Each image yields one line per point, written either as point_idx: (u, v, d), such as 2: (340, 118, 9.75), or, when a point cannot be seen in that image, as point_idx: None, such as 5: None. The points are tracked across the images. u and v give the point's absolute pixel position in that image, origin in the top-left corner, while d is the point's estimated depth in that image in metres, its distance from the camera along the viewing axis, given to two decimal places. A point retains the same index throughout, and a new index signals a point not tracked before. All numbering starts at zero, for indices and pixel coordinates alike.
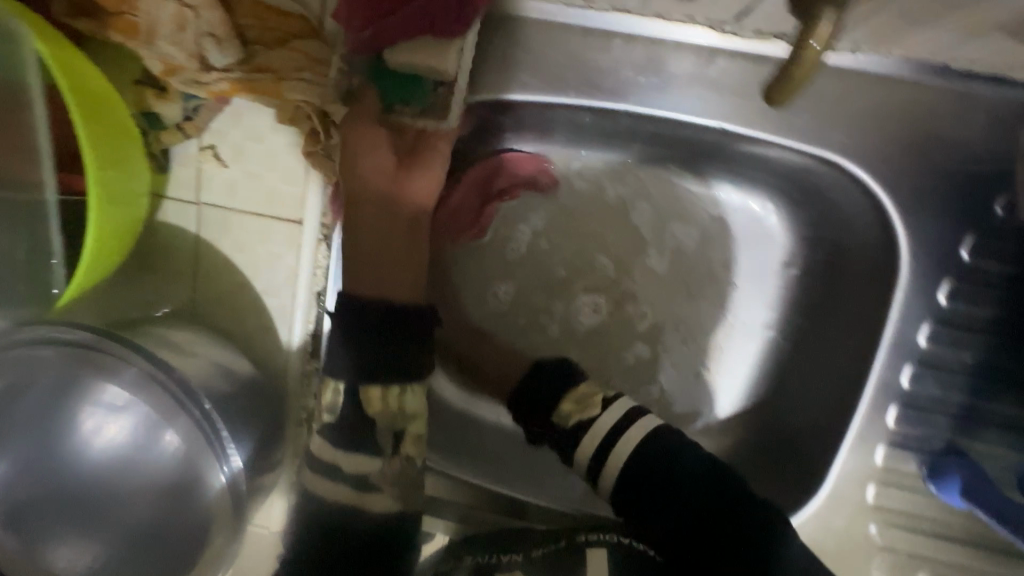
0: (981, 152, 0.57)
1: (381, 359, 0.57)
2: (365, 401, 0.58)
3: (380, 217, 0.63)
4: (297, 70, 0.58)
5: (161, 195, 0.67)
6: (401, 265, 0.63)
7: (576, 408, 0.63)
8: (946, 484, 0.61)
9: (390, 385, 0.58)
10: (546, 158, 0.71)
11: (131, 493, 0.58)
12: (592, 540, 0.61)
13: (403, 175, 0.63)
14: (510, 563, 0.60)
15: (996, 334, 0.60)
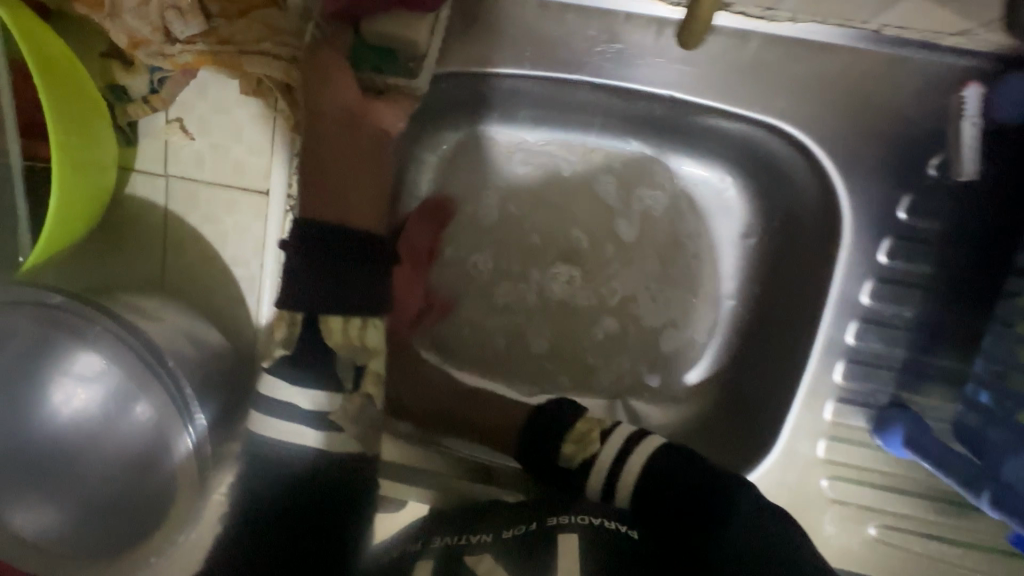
0: (914, 116, 0.60)
1: (335, 292, 0.60)
2: (325, 330, 0.61)
3: (343, 139, 0.63)
4: (257, 43, 0.60)
5: (130, 169, 0.68)
6: (361, 190, 0.64)
7: (577, 449, 0.67)
8: (890, 436, 0.63)
9: (351, 319, 0.61)
10: (512, 136, 0.76)
11: (105, 457, 0.61)
12: (564, 524, 0.57)
13: (369, 106, 0.62)
14: (478, 546, 0.57)
15: (933, 290, 0.63)
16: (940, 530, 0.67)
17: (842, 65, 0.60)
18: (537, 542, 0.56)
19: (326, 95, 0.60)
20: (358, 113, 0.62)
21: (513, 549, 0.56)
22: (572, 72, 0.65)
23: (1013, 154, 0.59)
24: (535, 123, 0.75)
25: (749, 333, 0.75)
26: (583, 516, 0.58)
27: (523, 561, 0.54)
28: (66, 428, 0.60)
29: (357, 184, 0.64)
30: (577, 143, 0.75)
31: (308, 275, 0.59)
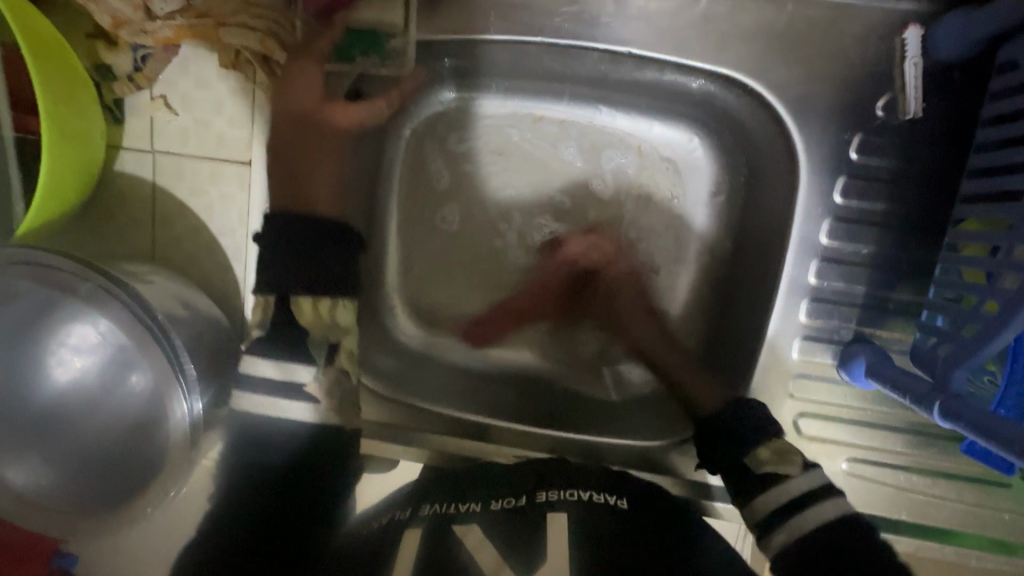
0: (862, 61, 0.63)
1: (301, 276, 0.69)
2: (298, 310, 0.70)
3: (302, 135, 0.72)
4: (233, 15, 0.64)
5: (118, 146, 0.71)
6: (318, 180, 0.73)
7: (775, 459, 0.66)
8: (854, 367, 0.66)
9: (320, 298, 0.70)
10: (486, 102, 0.78)
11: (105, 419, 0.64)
12: (554, 500, 0.59)
13: (330, 105, 0.71)
14: (467, 515, 0.59)
15: (889, 227, 0.66)
16: (911, 461, 0.70)
17: (790, 15, 0.63)
18: (527, 518, 0.58)
19: (291, 97, 0.70)
20: (318, 110, 0.71)
21: (499, 522, 0.58)
22: (535, 35, 0.68)
23: (956, 92, 0.63)
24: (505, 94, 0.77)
25: (721, 285, 0.77)
26: (572, 492, 0.60)
27: (513, 535, 0.56)
28: (80, 390, 0.65)
29: (316, 176, 0.73)
30: (526, 111, 0.78)
31: (284, 261, 0.69)
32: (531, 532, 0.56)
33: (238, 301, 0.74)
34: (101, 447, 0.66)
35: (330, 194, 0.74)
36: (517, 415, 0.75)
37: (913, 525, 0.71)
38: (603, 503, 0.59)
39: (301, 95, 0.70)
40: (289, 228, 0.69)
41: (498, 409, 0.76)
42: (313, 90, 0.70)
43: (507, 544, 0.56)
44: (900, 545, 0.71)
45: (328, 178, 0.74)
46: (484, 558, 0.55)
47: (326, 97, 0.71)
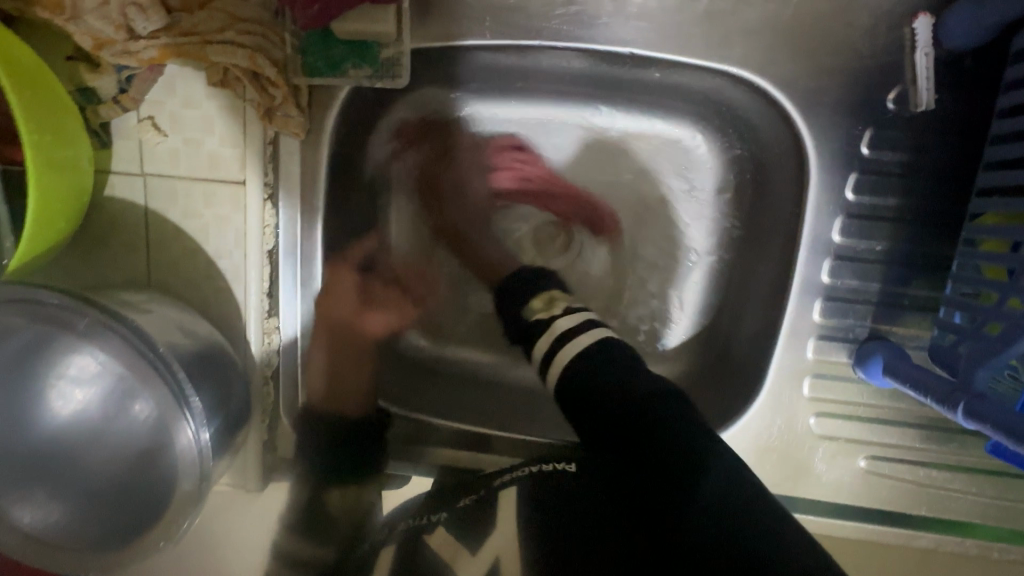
0: (870, 52, 0.61)
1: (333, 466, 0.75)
2: (326, 499, 0.75)
3: (343, 345, 0.75)
4: (219, 31, 0.61)
5: (107, 171, 0.69)
6: (358, 369, 0.76)
7: (544, 305, 0.66)
8: (871, 367, 0.65)
9: (346, 487, 0.75)
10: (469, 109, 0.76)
11: (106, 456, 0.64)
12: (506, 481, 0.57)
13: (365, 314, 0.77)
14: (433, 522, 0.57)
15: (902, 221, 0.65)
16: (929, 456, 0.69)
17: (794, 8, 0.61)
18: (479, 503, 0.56)
19: (328, 309, 0.74)
20: (358, 317, 0.77)
21: (455, 514, 0.56)
22: (531, 37, 0.67)
23: (969, 80, 0.61)
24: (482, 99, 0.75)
25: None
26: (526, 468, 0.58)
27: (473, 529, 0.54)
28: (81, 424, 0.63)
29: (354, 377, 0.75)
30: (508, 111, 0.76)
31: (320, 449, 0.75)
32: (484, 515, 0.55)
33: (239, 325, 0.72)
34: (99, 483, 0.64)
35: (366, 379, 0.77)
36: (523, 419, 0.78)
37: (934, 521, 0.70)
38: (551, 471, 0.56)
39: (341, 308, 0.75)
40: (329, 422, 0.75)
41: (503, 417, 0.78)
42: (351, 304, 0.75)
43: (468, 537, 0.54)
44: (921, 540, 0.70)
45: (365, 379, 0.76)
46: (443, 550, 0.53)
47: (361, 306, 0.77)
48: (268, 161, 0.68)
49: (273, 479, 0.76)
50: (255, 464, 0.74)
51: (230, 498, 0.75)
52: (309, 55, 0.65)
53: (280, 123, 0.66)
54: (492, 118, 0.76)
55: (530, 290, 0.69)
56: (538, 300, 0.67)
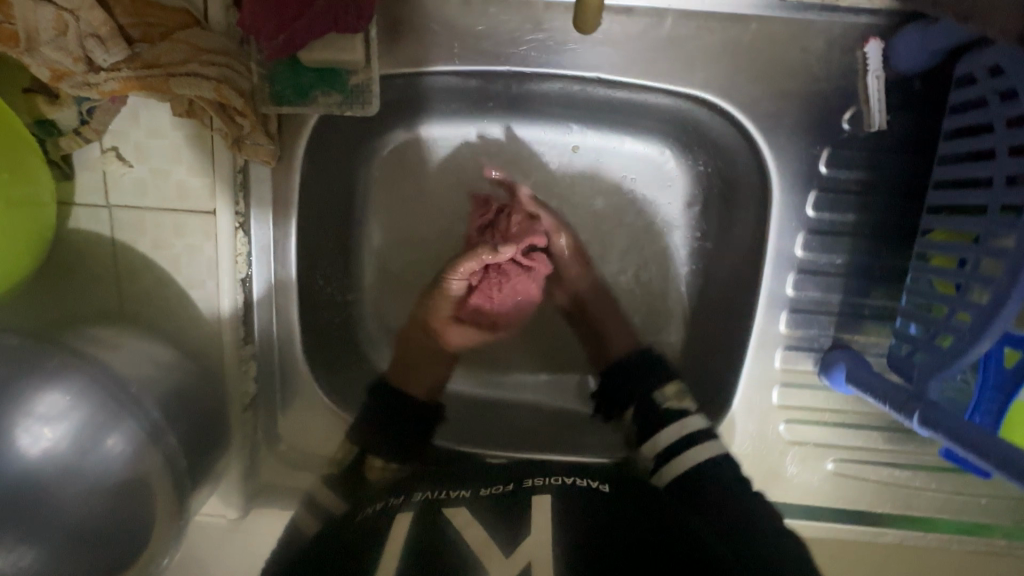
0: (825, 76, 0.64)
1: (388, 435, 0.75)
2: (367, 468, 0.74)
3: (422, 345, 0.80)
4: (182, 64, 0.59)
5: (70, 203, 0.68)
6: (431, 360, 0.80)
7: (676, 397, 0.72)
8: (835, 374, 0.68)
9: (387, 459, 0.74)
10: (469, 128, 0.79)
11: (75, 501, 0.56)
12: (538, 486, 0.61)
13: (449, 325, 0.80)
14: (457, 500, 0.60)
15: (861, 235, 0.67)
16: (891, 456, 0.73)
17: (754, 33, 0.64)
18: (512, 500, 0.59)
19: (426, 313, 0.79)
20: (440, 329, 0.79)
21: (487, 505, 0.59)
22: (500, 62, 0.68)
23: (918, 101, 0.64)
24: (455, 116, 0.78)
25: (703, 297, 0.79)
26: (556, 479, 0.63)
27: (494, 514, 0.58)
28: (35, 476, 0.55)
29: (423, 371, 0.80)
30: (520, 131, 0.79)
31: (378, 421, 0.76)
32: (514, 508, 0.58)
33: (215, 354, 0.71)
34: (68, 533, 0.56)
35: (440, 368, 0.81)
36: (527, 432, 0.80)
37: (898, 516, 0.73)
38: (587, 488, 0.61)
39: (427, 312, 0.80)
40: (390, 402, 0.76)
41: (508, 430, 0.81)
42: (446, 310, 0.79)
43: (494, 524, 0.56)
44: (887, 536, 0.73)
45: (434, 376, 0.80)
46: (472, 534, 0.55)
47: (448, 318, 0.79)
48: (238, 189, 0.67)
49: (255, 506, 0.75)
50: (235, 493, 0.73)
51: (210, 528, 0.74)
52: (277, 83, 0.65)
53: (249, 152, 0.65)
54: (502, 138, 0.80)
55: (659, 376, 0.74)
56: (670, 387, 0.73)
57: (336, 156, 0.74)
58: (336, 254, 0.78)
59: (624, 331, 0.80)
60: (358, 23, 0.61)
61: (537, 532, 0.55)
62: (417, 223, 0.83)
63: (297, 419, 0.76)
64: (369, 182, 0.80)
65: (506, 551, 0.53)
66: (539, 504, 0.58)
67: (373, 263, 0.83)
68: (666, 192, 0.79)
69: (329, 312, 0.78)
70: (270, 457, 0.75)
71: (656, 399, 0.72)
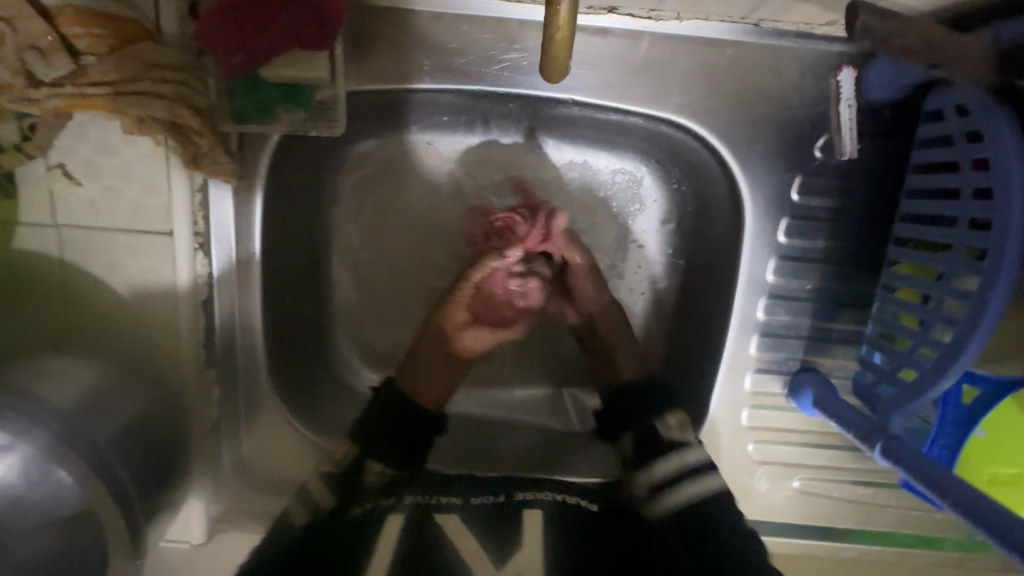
0: (799, 103, 0.64)
1: (387, 446, 0.66)
2: (366, 470, 0.64)
3: (438, 347, 0.73)
4: (133, 82, 0.56)
5: (13, 222, 0.64)
6: (444, 364, 0.73)
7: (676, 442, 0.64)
8: (802, 398, 0.68)
9: (387, 465, 0.65)
10: (432, 142, 0.77)
11: (35, 526, 0.57)
12: (530, 500, 0.62)
13: (467, 330, 0.74)
14: (449, 507, 0.60)
15: (830, 262, 0.68)
16: (852, 474, 0.74)
17: (729, 58, 0.63)
18: (506, 513, 0.59)
19: (446, 316, 0.74)
20: (457, 332, 0.73)
21: (480, 515, 0.59)
22: (473, 82, 0.66)
23: (888, 130, 0.65)
24: (430, 129, 0.76)
25: (676, 317, 0.78)
26: (549, 495, 0.63)
27: (491, 525, 0.58)
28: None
29: (436, 377, 0.73)
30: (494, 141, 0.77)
31: (383, 421, 0.67)
32: (508, 522, 0.58)
33: (174, 377, 0.68)
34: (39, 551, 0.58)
35: (448, 375, 0.74)
36: (525, 446, 0.79)
37: (860, 532, 0.75)
38: (576, 506, 0.61)
39: (453, 310, 0.74)
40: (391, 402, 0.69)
41: (503, 437, 0.80)
42: (462, 314, 0.74)
43: (488, 538, 0.56)
44: (848, 551, 0.75)
45: (444, 385, 0.73)
46: (465, 547, 0.55)
47: (467, 321, 0.74)
48: (197, 209, 0.65)
49: (218, 531, 0.72)
50: (199, 519, 0.71)
51: (170, 556, 0.71)
52: (237, 99, 0.61)
53: (207, 170, 0.62)
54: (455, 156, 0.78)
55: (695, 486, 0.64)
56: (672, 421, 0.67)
57: (300, 172, 0.71)
58: (302, 272, 0.76)
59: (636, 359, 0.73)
60: (322, 41, 0.59)
61: (528, 549, 0.55)
62: (388, 239, 0.80)
63: (262, 442, 0.74)
64: (337, 197, 0.77)
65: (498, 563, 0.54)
66: (529, 517, 0.58)
67: (340, 279, 0.80)
68: (640, 218, 0.78)
69: (297, 331, 0.76)
70: (235, 480, 0.74)
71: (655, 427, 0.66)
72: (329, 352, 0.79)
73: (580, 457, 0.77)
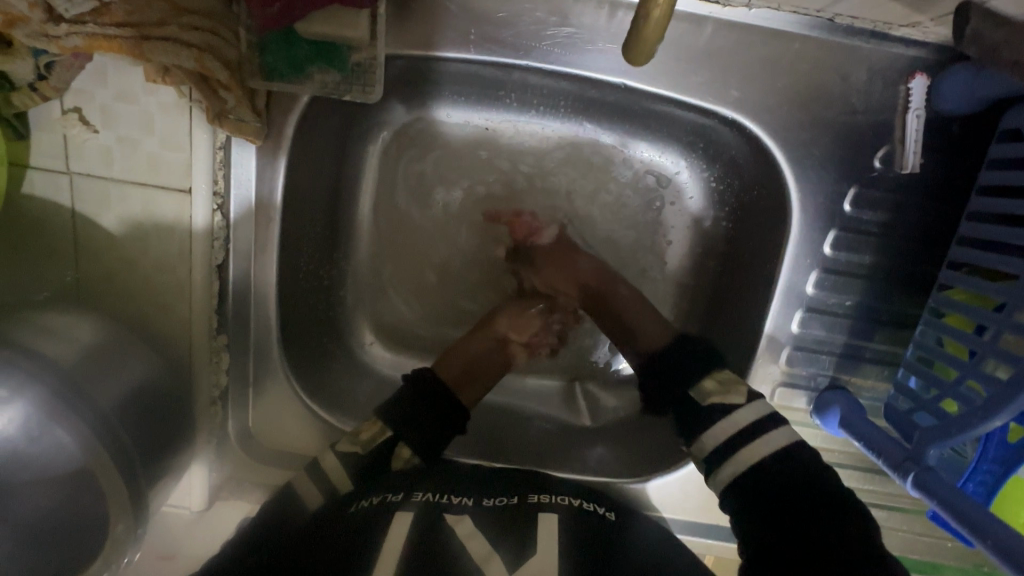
0: (863, 107, 0.60)
1: (411, 421, 0.64)
2: (396, 453, 0.63)
3: (480, 349, 0.73)
4: (161, 27, 0.52)
5: (25, 165, 0.61)
6: (483, 365, 0.73)
7: (720, 390, 0.61)
8: (828, 417, 0.66)
9: (410, 449, 0.63)
10: (468, 117, 0.75)
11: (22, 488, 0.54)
12: (544, 502, 0.58)
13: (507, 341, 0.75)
14: (460, 507, 0.57)
15: (874, 278, 0.65)
16: (870, 496, 0.70)
17: (794, 54, 0.59)
18: (517, 513, 0.56)
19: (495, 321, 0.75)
20: (503, 340, 0.75)
21: (491, 517, 0.55)
22: (519, 56, 0.62)
23: (953, 144, 0.61)
24: (468, 104, 0.73)
25: (704, 320, 0.76)
26: (562, 497, 0.60)
27: (501, 528, 0.54)
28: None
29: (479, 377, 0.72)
30: (531, 125, 0.75)
31: (407, 410, 0.64)
32: (520, 523, 0.55)
33: (183, 340, 0.65)
34: None
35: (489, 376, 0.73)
36: (541, 438, 0.76)
37: None
38: (587, 509, 0.58)
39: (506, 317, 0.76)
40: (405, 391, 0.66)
41: (518, 429, 0.77)
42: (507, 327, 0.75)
43: (496, 538, 0.52)
44: None
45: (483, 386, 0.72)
46: (474, 547, 0.51)
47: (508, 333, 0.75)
48: (219, 167, 0.61)
49: (218, 498, 0.69)
50: (201, 484, 0.68)
51: (169, 523, 0.68)
52: (268, 54, 0.58)
53: (231, 128, 0.58)
54: (491, 133, 0.75)
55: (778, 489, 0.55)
56: (713, 381, 0.62)
57: (328, 137, 0.68)
58: (322, 240, 0.73)
59: (653, 320, 0.70)
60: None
61: (543, 553, 0.51)
62: (412, 213, 0.78)
63: (270, 409, 0.70)
64: (363, 167, 0.75)
65: (510, 562, 0.50)
66: (544, 522, 0.54)
67: (360, 250, 0.77)
68: (658, 216, 0.77)
69: (311, 300, 0.73)
70: (238, 450, 0.70)
71: (693, 395, 0.62)
72: (344, 324, 0.77)
73: (594, 457, 0.74)
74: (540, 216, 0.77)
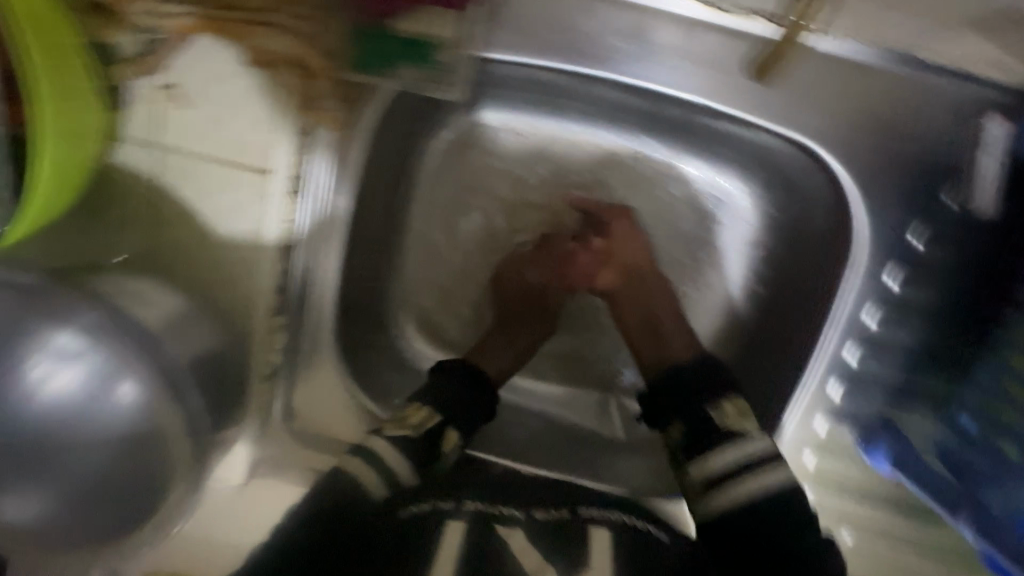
0: (931, 142, 0.62)
1: (467, 407, 0.67)
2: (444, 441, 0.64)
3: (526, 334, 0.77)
4: (282, 16, 0.58)
5: (116, 135, 0.63)
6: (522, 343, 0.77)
7: (737, 415, 0.60)
8: (875, 451, 0.66)
9: (457, 435, 0.65)
10: (527, 126, 0.75)
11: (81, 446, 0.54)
12: (594, 518, 0.58)
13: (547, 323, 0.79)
14: (511, 519, 0.56)
15: (934, 316, 0.65)
16: None
17: (868, 86, 0.61)
18: (568, 526, 0.56)
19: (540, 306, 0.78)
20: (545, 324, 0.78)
21: (544, 529, 0.55)
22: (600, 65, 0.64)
23: None
24: (531, 112, 0.74)
25: (751, 342, 0.76)
26: (611, 514, 0.59)
27: (553, 540, 0.54)
28: (57, 411, 0.53)
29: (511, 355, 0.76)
30: (598, 139, 0.75)
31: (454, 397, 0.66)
32: (571, 538, 0.54)
33: (243, 315, 0.67)
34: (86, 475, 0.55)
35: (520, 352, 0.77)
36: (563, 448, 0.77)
37: None
38: (634, 527, 0.58)
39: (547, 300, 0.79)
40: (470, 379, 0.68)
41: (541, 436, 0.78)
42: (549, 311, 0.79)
43: (548, 548, 0.52)
44: None
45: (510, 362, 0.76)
46: (527, 561, 0.51)
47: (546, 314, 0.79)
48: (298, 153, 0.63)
49: (256, 476, 0.69)
50: (243, 460, 0.69)
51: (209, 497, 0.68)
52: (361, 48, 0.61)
53: (323, 115, 0.63)
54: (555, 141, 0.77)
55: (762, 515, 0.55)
56: (731, 407, 0.60)
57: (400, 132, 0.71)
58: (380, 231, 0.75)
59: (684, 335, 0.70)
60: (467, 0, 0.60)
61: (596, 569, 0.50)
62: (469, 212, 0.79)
63: (316, 392, 0.71)
64: (426, 164, 0.77)
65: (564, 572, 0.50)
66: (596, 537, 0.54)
67: (412, 244, 0.79)
68: (714, 236, 0.77)
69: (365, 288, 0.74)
70: (282, 430, 0.70)
71: (711, 415, 0.59)
72: (392, 315, 0.78)
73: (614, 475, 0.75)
74: (620, 205, 0.76)
